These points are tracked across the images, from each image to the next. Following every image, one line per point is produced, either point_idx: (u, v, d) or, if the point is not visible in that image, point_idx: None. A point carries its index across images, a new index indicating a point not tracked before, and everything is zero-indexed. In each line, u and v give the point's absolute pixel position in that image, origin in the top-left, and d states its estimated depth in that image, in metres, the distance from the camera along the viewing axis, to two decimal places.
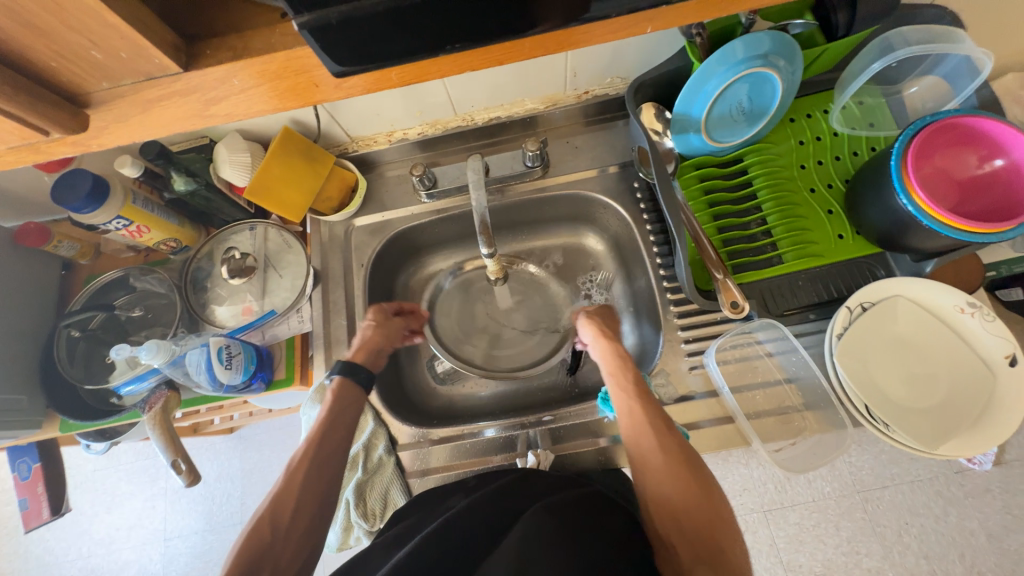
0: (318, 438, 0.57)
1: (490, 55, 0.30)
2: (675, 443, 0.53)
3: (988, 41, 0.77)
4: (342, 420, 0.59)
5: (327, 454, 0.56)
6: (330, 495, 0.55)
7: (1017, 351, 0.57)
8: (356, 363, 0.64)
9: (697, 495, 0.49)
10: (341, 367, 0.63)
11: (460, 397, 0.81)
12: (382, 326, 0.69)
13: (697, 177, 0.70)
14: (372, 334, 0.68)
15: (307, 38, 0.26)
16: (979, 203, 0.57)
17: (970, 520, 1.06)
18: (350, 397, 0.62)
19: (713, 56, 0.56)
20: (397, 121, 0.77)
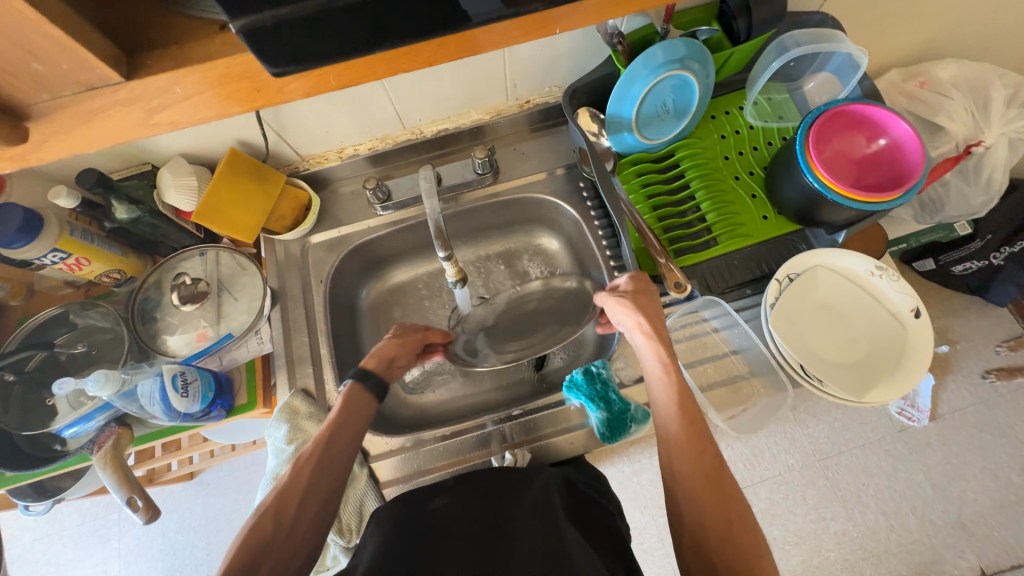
0: (326, 443, 0.56)
1: (420, 55, 0.33)
2: (700, 419, 0.57)
3: (869, 41, 0.89)
4: (358, 418, 0.60)
5: (332, 459, 0.56)
6: (332, 498, 0.56)
7: (919, 304, 0.65)
8: (367, 369, 0.64)
9: (716, 482, 0.53)
10: (354, 373, 0.63)
11: (437, 406, 0.82)
12: (399, 339, 0.69)
13: (635, 173, 0.75)
14: (386, 343, 0.68)
15: (245, 40, 0.28)
16: (873, 177, 0.66)
17: (916, 473, 1.29)
18: (362, 403, 0.61)
19: (637, 61, 0.62)
20: (347, 138, 0.78)
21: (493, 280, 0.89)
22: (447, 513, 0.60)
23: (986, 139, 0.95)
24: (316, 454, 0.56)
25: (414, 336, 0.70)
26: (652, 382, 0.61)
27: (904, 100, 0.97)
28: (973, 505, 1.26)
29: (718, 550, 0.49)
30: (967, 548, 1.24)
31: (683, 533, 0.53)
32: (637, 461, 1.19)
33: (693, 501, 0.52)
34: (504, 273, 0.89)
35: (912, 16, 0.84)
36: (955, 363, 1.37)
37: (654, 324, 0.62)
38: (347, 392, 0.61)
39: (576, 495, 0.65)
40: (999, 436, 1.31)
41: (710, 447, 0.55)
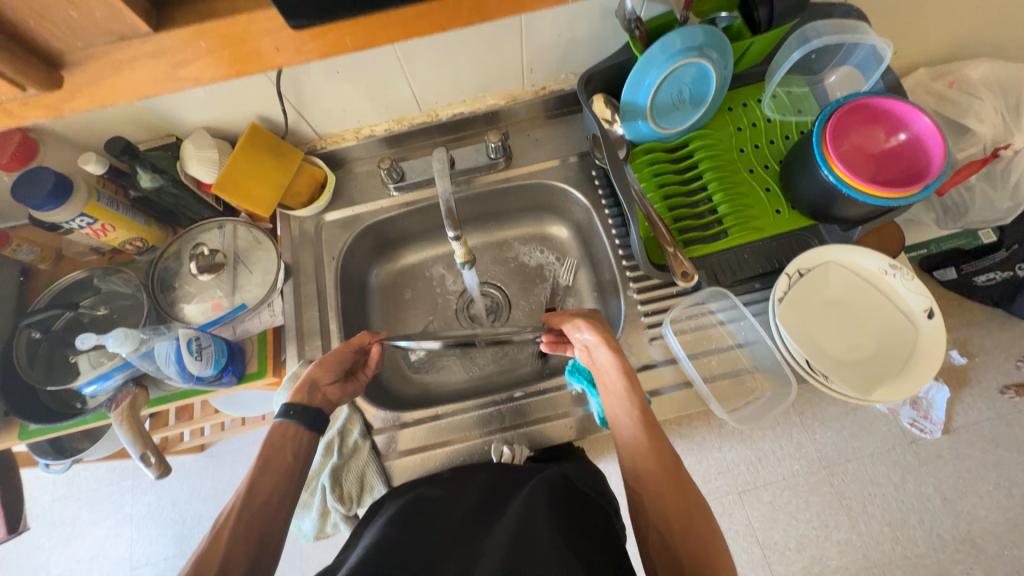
0: (245, 498, 0.54)
1: (433, 19, 0.35)
2: (659, 429, 0.58)
3: (898, 38, 0.87)
4: (285, 455, 0.59)
5: (257, 512, 0.54)
6: (265, 552, 0.53)
7: (934, 305, 0.63)
8: (300, 404, 0.61)
9: (680, 492, 0.53)
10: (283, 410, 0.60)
11: (438, 387, 0.84)
12: (323, 362, 0.66)
13: (647, 162, 0.75)
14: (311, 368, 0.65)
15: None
16: (891, 172, 0.65)
17: (926, 486, 1.26)
18: (286, 438, 0.60)
19: (654, 46, 0.62)
20: (363, 118, 0.79)
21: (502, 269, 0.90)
22: (436, 508, 0.62)
23: (1015, 142, 0.91)
24: (239, 505, 0.54)
25: (335, 353, 0.67)
26: (613, 400, 0.61)
27: (932, 100, 0.94)
28: (984, 522, 1.24)
29: (690, 558, 0.49)
30: (975, 564, 1.22)
31: (651, 542, 0.52)
32: None
33: (661, 518, 0.53)
34: (513, 262, 0.90)
35: (943, 12, 0.82)
36: (974, 376, 1.34)
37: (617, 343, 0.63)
38: (273, 429, 0.60)
39: (563, 492, 0.64)
40: (1016, 453, 1.27)
41: (671, 454, 0.56)
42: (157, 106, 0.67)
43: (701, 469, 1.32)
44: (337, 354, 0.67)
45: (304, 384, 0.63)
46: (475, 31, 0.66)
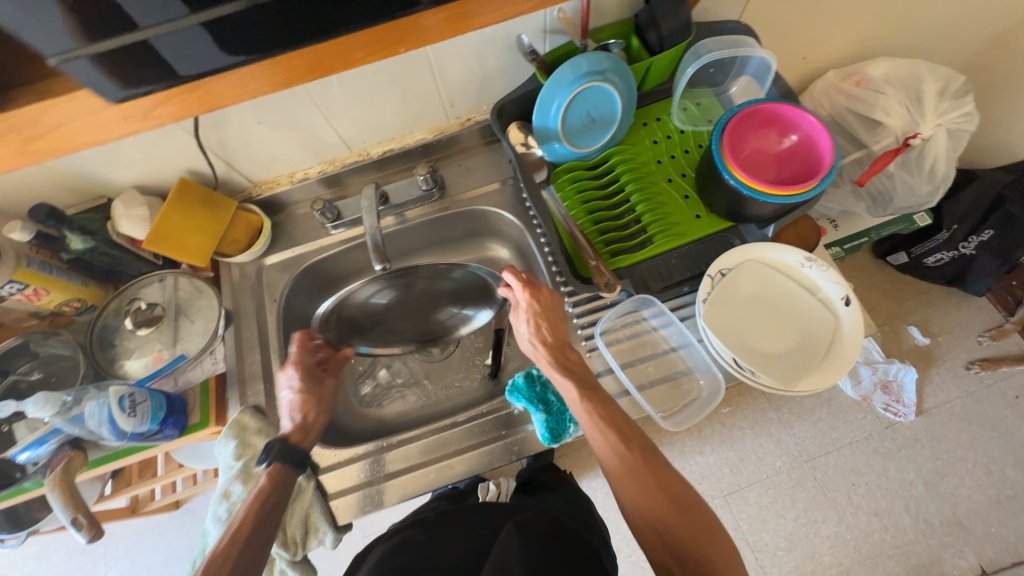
0: (243, 537, 0.59)
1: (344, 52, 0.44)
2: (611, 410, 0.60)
3: (801, 43, 0.93)
4: (266, 522, 0.61)
5: (248, 559, 0.58)
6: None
7: (850, 293, 0.66)
8: (292, 446, 0.66)
9: (656, 474, 0.56)
10: (275, 450, 0.65)
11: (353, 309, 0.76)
12: (318, 403, 0.71)
13: (570, 181, 0.78)
14: (304, 408, 0.70)
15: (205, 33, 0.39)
16: (791, 170, 0.68)
17: (908, 472, 1.31)
18: (286, 482, 0.65)
19: (563, 67, 0.66)
20: (295, 162, 0.82)
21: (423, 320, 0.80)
22: (418, 551, 0.65)
23: (922, 130, 0.96)
24: (235, 541, 0.58)
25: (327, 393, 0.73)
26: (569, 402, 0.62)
27: (843, 99, 1.01)
28: (968, 502, 1.28)
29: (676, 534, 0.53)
30: (965, 546, 1.25)
31: (647, 537, 0.54)
32: None
33: (648, 505, 0.54)
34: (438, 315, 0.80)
35: (834, 17, 0.88)
36: (938, 356, 1.40)
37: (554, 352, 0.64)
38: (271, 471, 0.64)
39: (530, 526, 0.68)
40: (988, 428, 1.33)
41: (627, 431, 0.59)
42: (83, 169, 0.68)
43: (686, 475, 1.36)
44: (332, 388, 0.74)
45: (318, 429, 0.70)
46: (389, 73, 0.70)
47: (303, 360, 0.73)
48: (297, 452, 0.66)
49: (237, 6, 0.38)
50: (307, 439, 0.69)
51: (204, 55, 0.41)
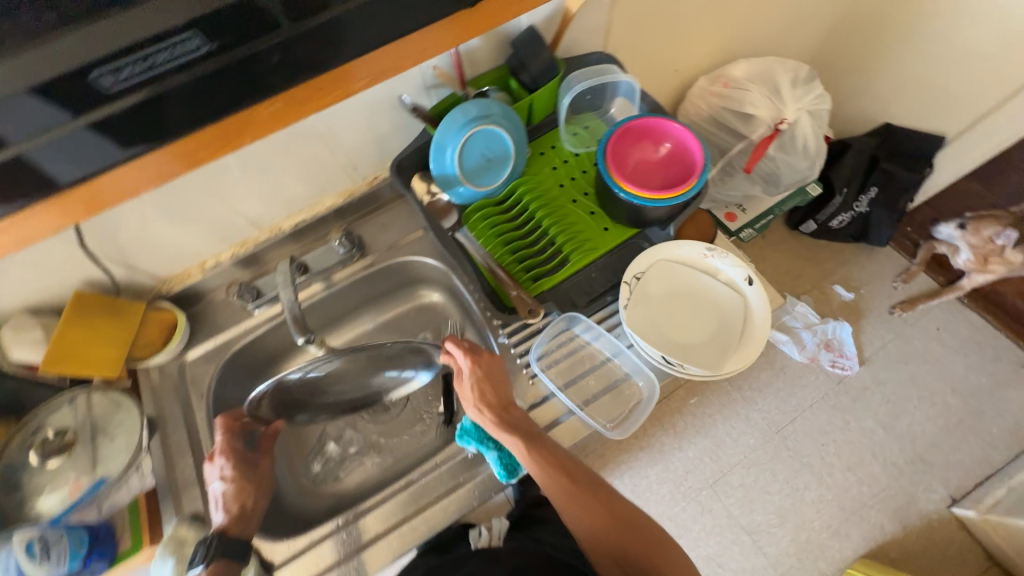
0: None
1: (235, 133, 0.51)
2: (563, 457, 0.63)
3: (666, 59, 1.04)
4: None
5: None
6: None
7: (750, 273, 0.73)
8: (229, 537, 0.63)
9: (605, 505, 0.62)
10: (213, 546, 0.61)
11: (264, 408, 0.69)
12: (256, 487, 0.69)
13: (481, 218, 0.80)
14: (237, 496, 0.67)
15: (93, 132, 0.46)
16: (674, 174, 0.73)
17: (866, 420, 1.39)
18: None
19: (451, 113, 0.71)
20: (202, 250, 0.80)
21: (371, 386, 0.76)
22: None
23: (787, 116, 1.08)
24: None
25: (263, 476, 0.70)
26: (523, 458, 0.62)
27: (716, 100, 1.12)
28: (924, 435, 1.36)
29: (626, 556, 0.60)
30: (932, 479, 1.33)
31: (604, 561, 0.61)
32: None
33: (601, 536, 0.61)
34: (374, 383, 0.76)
35: (688, 33, 1.00)
36: (865, 307, 1.51)
37: (500, 410, 0.65)
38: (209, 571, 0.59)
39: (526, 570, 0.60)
40: (922, 364, 1.44)
41: (578, 473, 0.63)
42: None
43: (671, 474, 1.37)
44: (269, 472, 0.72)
45: (256, 517, 0.67)
46: (281, 149, 0.71)
47: (234, 445, 0.69)
48: (228, 540, 0.62)
49: (131, 98, 0.45)
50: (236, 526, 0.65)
51: (97, 152, 0.47)
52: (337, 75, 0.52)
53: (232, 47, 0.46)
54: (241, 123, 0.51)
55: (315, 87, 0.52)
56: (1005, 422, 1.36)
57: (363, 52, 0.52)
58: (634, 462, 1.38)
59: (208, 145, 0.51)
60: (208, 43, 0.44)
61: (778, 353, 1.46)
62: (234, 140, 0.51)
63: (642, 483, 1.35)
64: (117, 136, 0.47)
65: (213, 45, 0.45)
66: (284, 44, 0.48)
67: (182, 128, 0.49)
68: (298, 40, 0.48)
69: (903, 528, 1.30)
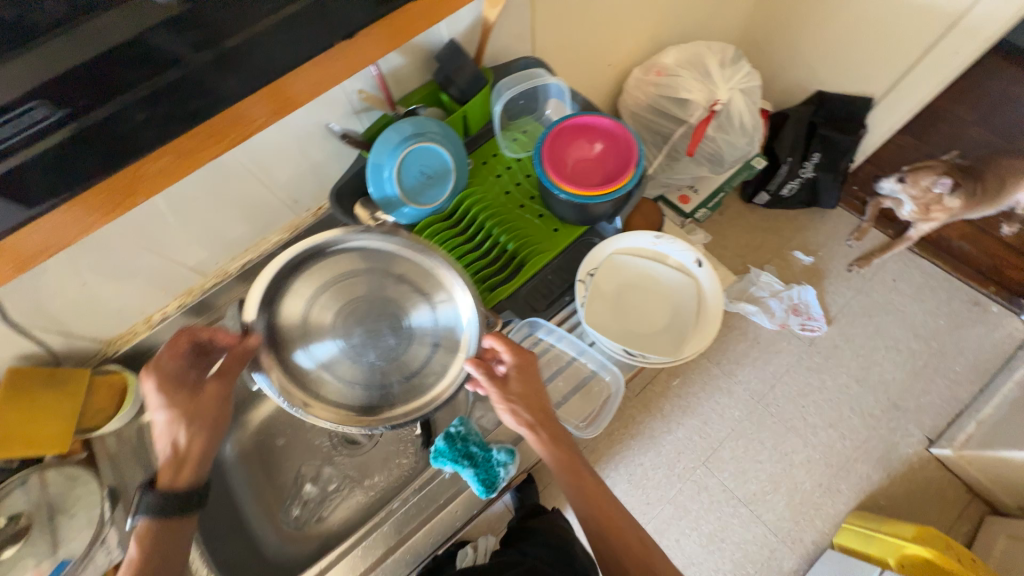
0: None
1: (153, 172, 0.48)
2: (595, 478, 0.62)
3: (597, 55, 1.06)
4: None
5: None
6: None
7: (700, 255, 0.80)
8: (169, 491, 0.56)
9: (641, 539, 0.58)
10: (148, 504, 0.55)
11: (320, 409, 0.60)
12: (194, 416, 0.60)
13: (430, 236, 0.80)
14: (179, 436, 0.59)
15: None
16: (612, 167, 0.74)
17: (841, 377, 1.43)
18: (159, 537, 0.55)
19: (385, 132, 0.71)
20: (147, 307, 0.78)
21: (427, 344, 0.62)
22: None
23: (719, 97, 1.11)
24: None
25: (210, 404, 0.61)
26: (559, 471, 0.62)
27: (652, 88, 1.14)
28: (896, 383, 1.42)
29: None
30: (909, 423, 1.38)
31: None
32: None
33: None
34: (416, 329, 0.62)
35: (613, 28, 1.02)
36: (826, 268, 1.56)
37: (540, 421, 0.63)
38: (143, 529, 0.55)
39: None
40: (885, 314, 1.49)
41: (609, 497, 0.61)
42: None
43: (665, 458, 1.38)
44: (212, 409, 0.61)
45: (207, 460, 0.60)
46: (212, 194, 0.69)
47: (164, 368, 0.60)
48: (174, 495, 0.56)
49: (24, 155, 0.43)
50: (185, 476, 0.59)
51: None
52: (225, 115, 0.49)
53: (91, 106, 0.44)
54: (130, 177, 0.47)
55: (222, 122, 0.49)
56: (967, 359, 1.42)
57: (246, 87, 0.50)
58: (627, 451, 1.39)
59: (93, 210, 0.47)
60: (59, 108, 0.43)
61: (749, 324, 1.50)
62: (126, 199, 0.47)
63: (637, 471, 1.36)
64: (23, 196, 0.45)
65: (64, 111, 0.43)
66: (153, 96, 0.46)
67: (63, 197, 0.46)
68: (168, 91, 0.46)
69: (888, 475, 1.34)
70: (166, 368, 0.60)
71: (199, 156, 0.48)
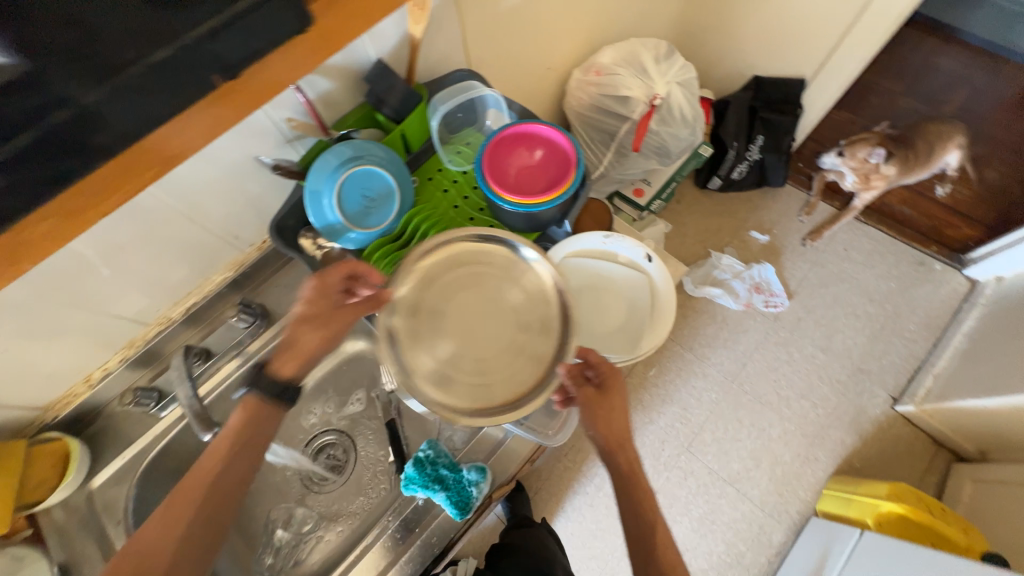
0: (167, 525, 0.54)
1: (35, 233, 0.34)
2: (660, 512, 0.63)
3: (535, 61, 1.07)
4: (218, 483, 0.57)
5: None
6: None
7: (649, 250, 0.81)
8: (279, 382, 0.62)
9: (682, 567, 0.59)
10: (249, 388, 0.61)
11: (437, 396, 0.62)
12: (324, 324, 0.63)
13: (382, 258, 0.78)
14: (307, 339, 0.62)
15: None
16: (556, 171, 0.74)
17: (807, 348, 1.48)
18: (253, 426, 0.60)
19: (323, 156, 0.70)
20: (85, 365, 0.73)
21: (528, 331, 0.66)
22: None
23: (659, 91, 1.14)
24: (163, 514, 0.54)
25: (340, 317, 0.64)
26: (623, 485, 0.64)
27: (593, 88, 1.16)
28: (858, 348, 1.48)
29: None
30: (873, 385, 1.43)
31: None
32: (593, 477, 1.25)
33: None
34: (515, 306, 0.66)
35: (548, 33, 1.03)
36: (781, 245, 1.61)
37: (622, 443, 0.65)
38: (245, 408, 0.60)
39: None
40: (841, 283, 1.55)
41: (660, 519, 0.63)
42: None
43: (649, 448, 1.40)
44: (336, 327, 0.63)
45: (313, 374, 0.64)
46: (141, 240, 0.65)
47: (327, 276, 0.63)
48: (274, 383, 0.61)
49: None
50: (288, 367, 0.62)
51: None
52: (139, 150, 0.37)
53: None
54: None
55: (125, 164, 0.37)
56: (920, 317, 1.49)
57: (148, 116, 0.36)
58: None
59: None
60: None
61: (716, 307, 1.54)
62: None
63: None
64: None
65: None
66: (23, 154, 0.31)
67: None
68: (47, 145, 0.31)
69: (860, 438, 1.39)
70: (326, 284, 0.63)
71: (93, 213, 0.37)
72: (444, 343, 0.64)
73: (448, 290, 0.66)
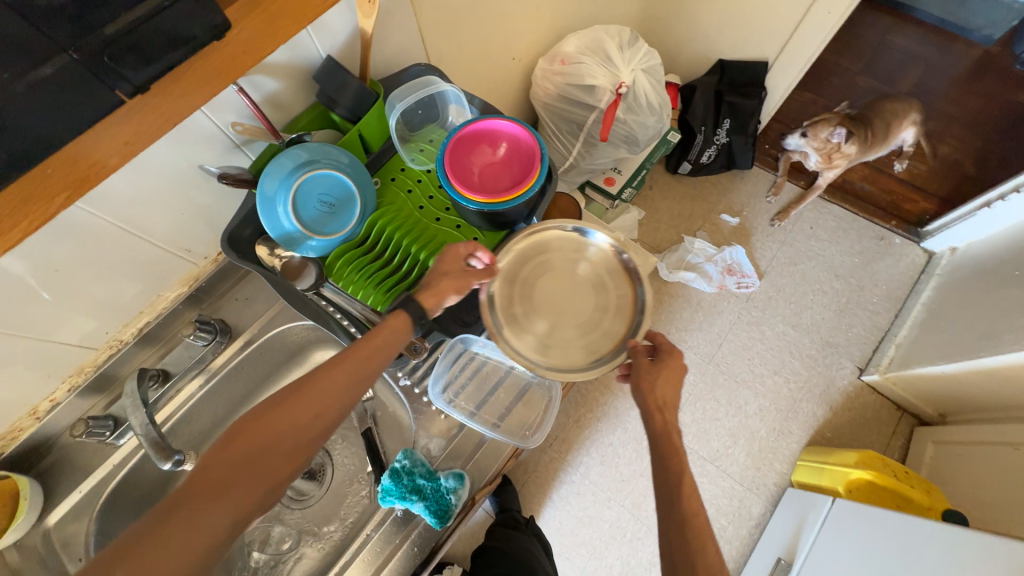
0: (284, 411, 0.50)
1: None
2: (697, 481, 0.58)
3: (498, 52, 1.04)
4: (294, 434, 0.50)
5: None
6: None
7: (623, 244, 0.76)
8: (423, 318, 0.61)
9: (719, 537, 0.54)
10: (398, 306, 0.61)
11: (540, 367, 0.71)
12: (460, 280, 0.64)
13: (345, 264, 0.73)
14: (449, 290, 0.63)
15: None
16: (520, 166, 0.72)
17: (778, 325, 1.52)
18: (389, 341, 0.58)
19: (276, 160, 0.66)
20: (30, 397, 0.68)
21: (607, 310, 0.73)
22: None
23: (624, 79, 1.12)
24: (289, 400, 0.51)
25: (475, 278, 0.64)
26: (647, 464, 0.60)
27: (558, 78, 1.14)
28: (825, 323, 1.53)
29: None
30: (841, 357, 1.49)
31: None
32: (577, 467, 1.27)
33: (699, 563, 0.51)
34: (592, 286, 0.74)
35: (509, 23, 1.00)
36: (751, 226, 1.64)
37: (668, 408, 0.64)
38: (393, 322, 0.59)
39: None
40: (809, 261, 1.59)
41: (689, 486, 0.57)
42: None
43: None
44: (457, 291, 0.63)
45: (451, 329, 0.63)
46: (78, 263, 0.61)
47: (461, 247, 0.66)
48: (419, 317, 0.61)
49: None
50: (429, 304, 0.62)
51: None
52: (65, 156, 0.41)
53: None
54: None
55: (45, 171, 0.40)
56: (882, 290, 1.55)
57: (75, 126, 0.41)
58: None
59: None
60: None
61: (691, 290, 1.56)
62: None
63: None
64: None
65: None
66: None
67: None
68: None
69: (831, 409, 1.44)
70: (453, 254, 0.65)
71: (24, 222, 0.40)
72: (540, 321, 0.72)
73: (537, 270, 0.73)
